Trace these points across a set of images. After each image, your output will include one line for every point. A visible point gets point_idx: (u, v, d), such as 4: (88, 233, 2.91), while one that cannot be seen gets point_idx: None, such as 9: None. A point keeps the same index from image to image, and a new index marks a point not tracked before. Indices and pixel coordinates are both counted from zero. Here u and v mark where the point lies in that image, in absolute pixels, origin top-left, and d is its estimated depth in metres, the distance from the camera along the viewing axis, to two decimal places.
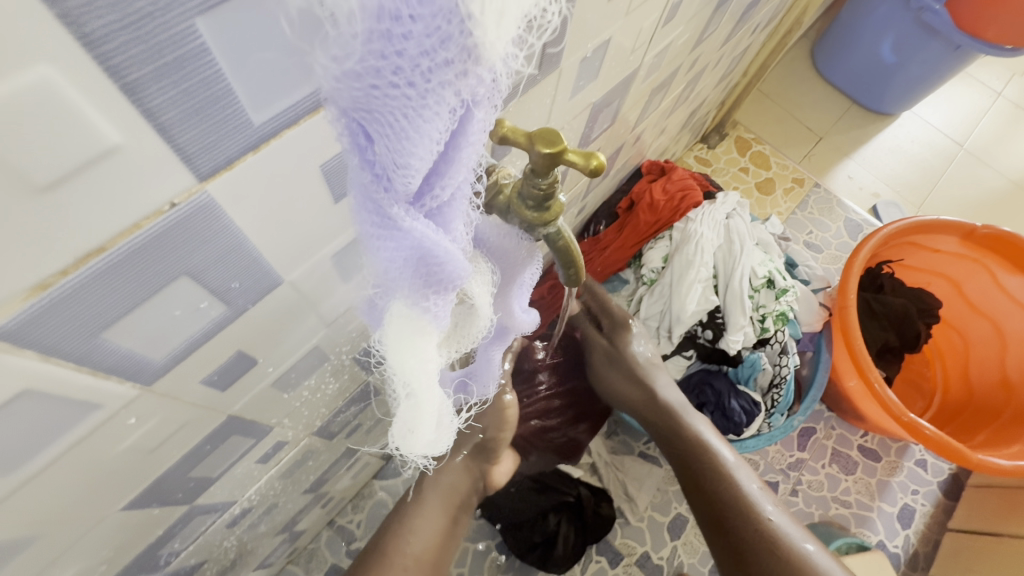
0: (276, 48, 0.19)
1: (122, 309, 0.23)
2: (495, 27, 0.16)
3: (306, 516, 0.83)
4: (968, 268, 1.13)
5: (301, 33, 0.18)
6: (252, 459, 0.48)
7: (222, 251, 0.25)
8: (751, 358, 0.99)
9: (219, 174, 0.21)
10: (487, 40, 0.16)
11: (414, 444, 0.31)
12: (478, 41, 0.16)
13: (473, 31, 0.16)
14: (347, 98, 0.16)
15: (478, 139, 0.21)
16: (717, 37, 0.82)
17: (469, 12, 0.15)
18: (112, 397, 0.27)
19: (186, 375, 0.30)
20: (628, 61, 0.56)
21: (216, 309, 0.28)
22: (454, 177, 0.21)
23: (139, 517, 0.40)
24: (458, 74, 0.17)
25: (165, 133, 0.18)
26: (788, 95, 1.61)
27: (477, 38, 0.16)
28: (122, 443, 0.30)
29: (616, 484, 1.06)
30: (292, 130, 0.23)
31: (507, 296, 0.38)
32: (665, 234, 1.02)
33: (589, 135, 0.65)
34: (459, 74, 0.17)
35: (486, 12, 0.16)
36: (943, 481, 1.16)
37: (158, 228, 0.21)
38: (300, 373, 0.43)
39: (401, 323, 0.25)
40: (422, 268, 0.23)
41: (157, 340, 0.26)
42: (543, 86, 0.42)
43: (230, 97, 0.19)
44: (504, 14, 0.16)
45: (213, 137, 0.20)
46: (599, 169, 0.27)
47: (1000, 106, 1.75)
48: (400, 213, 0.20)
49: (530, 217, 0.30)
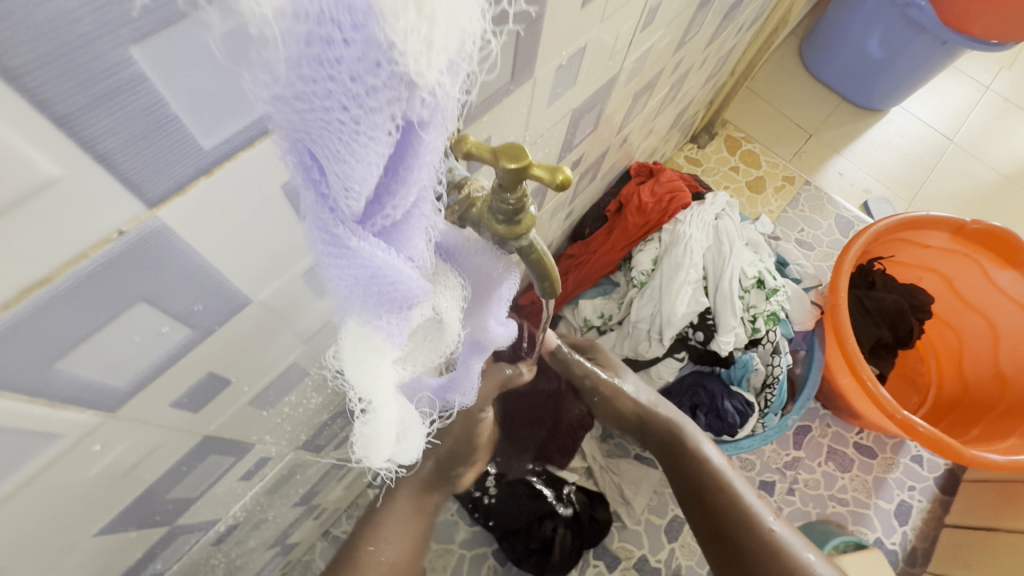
0: (206, 69, 0.18)
1: (79, 335, 0.22)
2: (424, 57, 0.16)
3: (298, 529, 0.82)
4: (959, 263, 1.13)
5: (229, 54, 0.17)
6: (234, 477, 0.48)
7: (181, 274, 0.25)
8: (744, 359, 0.98)
9: (169, 201, 0.21)
10: (415, 67, 0.16)
11: (372, 457, 0.31)
12: (407, 70, 0.16)
13: (400, 58, 0.16)
14: (283, 121, 0.16)
15: (428, 158, 0.20)
16: (701, 38, 0.82)
17: (393, 41, 0.15)
18: (73, 426, 0.26)
19: (153, 399, 0.30)
20: (607, 65, 0.55)
21: (179, 332, 0.27)
22: (404, 197, 0.21)
23: (116, 541, 0.39)
24: (393, 98, 0.17)
25: (106, 162, 0.18)
26: (777, 92, 1.61)
27: (407, 66, 0.16)
28: (89, 469, 0.30)
29: (612, 488, 1.04)
30: (248, 151, 0.22)
31: (484, 312, 0.38)
32: (655, 236, 1.02)
33: (572, 140, 0.65)
34: (393, 98, 0.17)
35: (411, 41, 0.16)
36: (939, 477, 1.15)
37: (105, 256, 0.21)
38: (278, 390, 0.42)
39: (356, 340, 0.25)
40: (375, 288, 0.22)
41: (118, 366, 0.26)
42: (517, 95, 0.41)
43: (174, 123, 0.19)
44: (432, 47, 0.16)
45: (161, 161, 0.20)
46: (565, 184, 0.26)
47: (988, 99, 1.75)
48: (347, 232, 0.20)
49: (501, 231, 0.30)
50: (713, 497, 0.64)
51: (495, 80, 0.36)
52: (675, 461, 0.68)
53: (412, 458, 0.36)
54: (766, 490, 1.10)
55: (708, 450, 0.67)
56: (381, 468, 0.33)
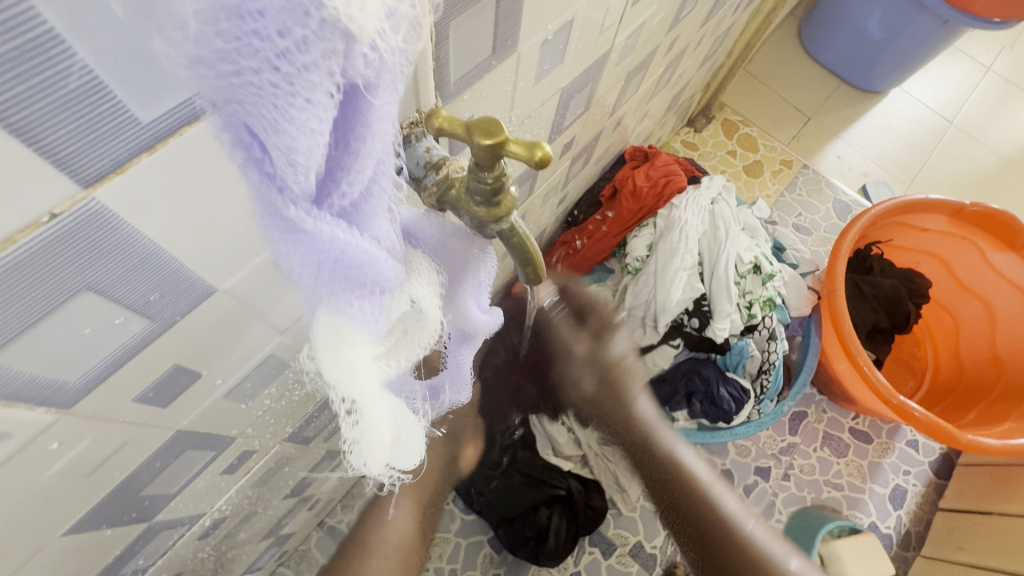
0: (114, 26, 0.16)
1: (16, 328, 0.21)
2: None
3: (292, 520, 0.82)
4: (957, 246, 1.11)
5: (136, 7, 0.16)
6: (215, 471, 0.46)
7: (130, 261, 0.23)
8: (739, 345, 0.97)
9: (107, 179, 0.19)
10: (344, 8, 0.15)
11: (371, 459, 0.29)
12: (336, 12, 0.15)
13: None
14: (211, 90, 0.15)
15: (382, 125, 0.19)
16: (697, 16, 0.79)
17: None
18: (23, 424, 0.24)
19: (113, 393, 0.28)
20: (598, 42, 0.53)
21: (135, 324, 0.26)
22: (360, 170, 0.19)
23: (90, 539, 0.38)
24: (329, 52, 0.15)
25: (22, 134, 0.16)
26: (776, 74, 1.58)
27: (336, 8, 0.15)
28: (49, 469, 0.28)
29: (607, 475, 1.02)
30: (192, 128, 0.20)
31: (465, 295, 0.36)
32: (649, 221, 1.00)
33: (563, 122, 0.63)
34: (329, 51, 0.15)
35: None
36: (934, 461, 1.15)
37: (38, 242, 0.19)
38: (257, 382, 0.41)
39: (328, 331, 0.24)
40: (341, 272, 0.21)
41: (68, 361, 0.24)
42: (500, 72, 0.39)
43: (100, 89, 0.17)
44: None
45: (91, 135, 0.18)
46: (544, 161, 0.25)
47: (989, 80, 1.72)
48: (301, 214, 0.19)
49: (480, 214, 0.28)
50: (660, 463, 0.84)
51: (474, 53, 0.34)
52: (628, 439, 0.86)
53: (415, 459, 0.34)
54: (761, 476, 1.10)
55: (645, 414, 0.85)
56: (380, 474, 0.32)
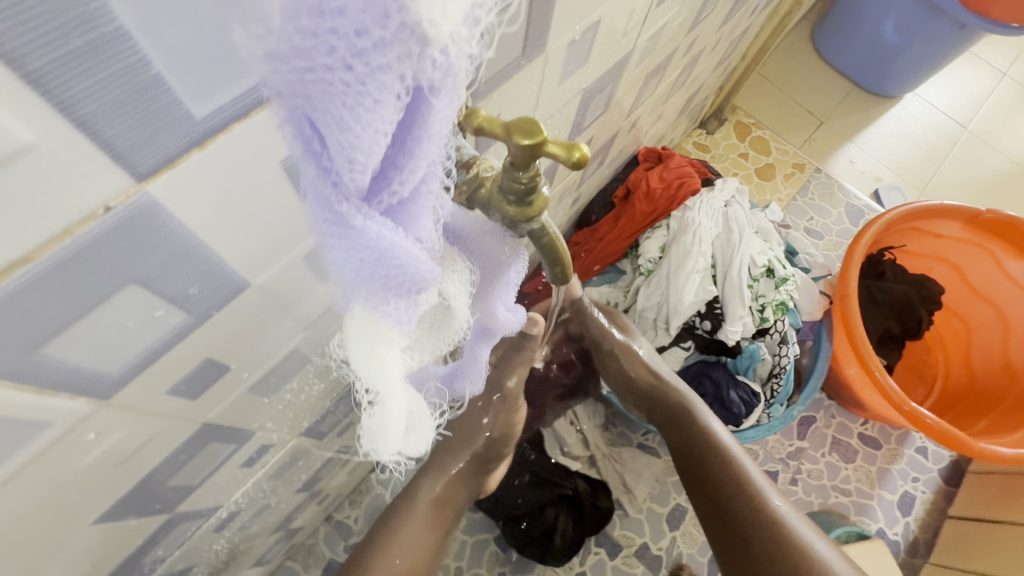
0: (188, 19, 0.16)
1: (62, 321, 0.21)
2: (437, 4, 0.15)
3: (301, 514, 0.82)
4: (971, 253, 1.11)
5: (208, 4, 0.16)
6: (235, 464, 0.47)
7: (175, 255, 0.23)
8: (750, 349, 0.97)
9: (160, 174, 0.20)
10: (428, 14, 0.15)
11: (383, 446, 0.29)
12: (418, 18, 0.15)
13: (411, 7, 0.15)
14: (280, 84, 0.15)
15: (438, 129, 0.19)
16: (715, 18, 0.79)
17: None
18: (64, 414, 0.25)
19: (148, 385, 0.29)
20: (620, 44, 0.53)
21: (174, 316, 0.26)
22: (413, 171, 0.19)
23: (115, 529, 0.38)
24: (404, 55, 0.16)
25: (87, 128, 0.16)
26: (788, 78, 1.57)
27: (419, 14, 0.15)
28: (86, 457, 0.29)
29: (614, 475, 1.03)
30: (243, 122, 0.21)
31: (491, 295, 0.36)
32: (663, 223, 1.00)
33: (582, 122, 0.63)
34: (404, 55, 0.16)
35: None
36: (943, 468, 1.15)
37: (91, 235, 0.19)
38: (281, 376, 0.41)
39: (361, 327, 0.23)
40: (382, 271, 0.21)
41: (110, 352, 0.24)
42: (528, 71, 0.39)
43: (162, 86, 0.17)
44: None
45: (148, 129, 0.18)
46: (582, 162, 0.25)
47: (1004, 86, 1.71)
48: (352, 211, 0.19)
49: (511, 213, 0.28)
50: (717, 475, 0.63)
51: (506, 53, 0.34)
52: (679, 433, 0.68)
53: (423, 450, 0.34)
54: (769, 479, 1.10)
55: (716, 428, 0.66)
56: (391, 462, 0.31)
